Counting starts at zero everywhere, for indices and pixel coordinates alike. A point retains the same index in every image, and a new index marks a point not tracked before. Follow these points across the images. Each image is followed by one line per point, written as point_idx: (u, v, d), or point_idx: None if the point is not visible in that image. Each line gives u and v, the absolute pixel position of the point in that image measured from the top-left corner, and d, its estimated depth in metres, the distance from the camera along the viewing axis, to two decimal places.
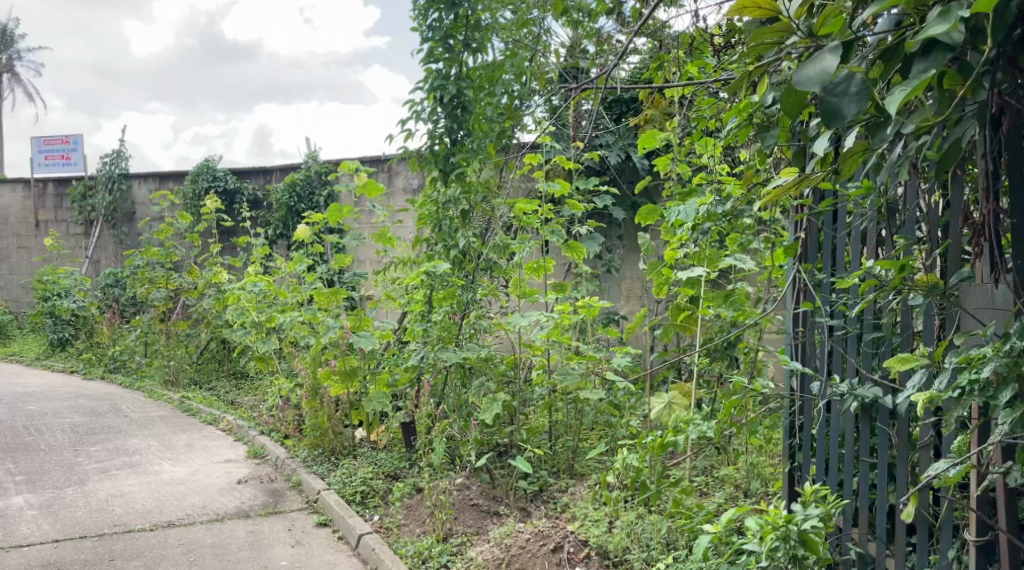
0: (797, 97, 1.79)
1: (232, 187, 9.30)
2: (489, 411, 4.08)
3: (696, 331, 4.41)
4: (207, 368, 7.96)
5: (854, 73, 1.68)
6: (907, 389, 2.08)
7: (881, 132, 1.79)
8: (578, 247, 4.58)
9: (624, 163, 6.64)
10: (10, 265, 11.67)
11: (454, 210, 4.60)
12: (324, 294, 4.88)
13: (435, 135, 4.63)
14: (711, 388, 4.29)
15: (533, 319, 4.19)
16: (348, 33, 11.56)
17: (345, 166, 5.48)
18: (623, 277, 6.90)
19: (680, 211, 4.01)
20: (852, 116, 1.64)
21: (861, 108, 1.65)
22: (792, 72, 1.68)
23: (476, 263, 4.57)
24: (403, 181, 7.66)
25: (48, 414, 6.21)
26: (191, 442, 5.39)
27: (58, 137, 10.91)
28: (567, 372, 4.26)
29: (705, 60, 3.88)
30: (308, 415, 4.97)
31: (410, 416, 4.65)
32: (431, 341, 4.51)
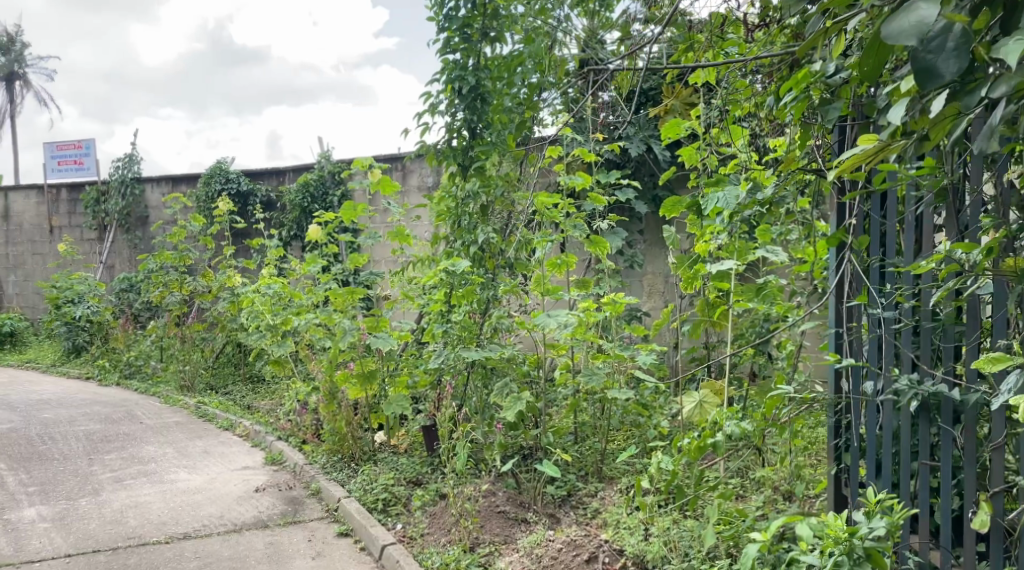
0: (881, 53, 1.71)
1: (245, 188, 9.20)
2: (514, 412, 3.94)
3: (727, 326, 4.23)
4: (223, 372, 7.86)
5: (951, 25, 1.59)
6: (1005, 392, 1.96)
7: (975, 92, 1.73)
8: (602, 241, 4.42)
9: (644, 156, 6.48)
10: (25, 272, 11.65)
11: (472, 205, 4.43)
12: (339, 295, 4.78)
13: (453, 128, 4.46)
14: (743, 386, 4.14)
15: (560, 318, 4.00)
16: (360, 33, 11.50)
17: (358, 163, 5.34)
18: (644, 273, 6.74)
19: (719, 198, 3.85)
20: (950, 74, 1.57)
21: (959, 66, 1.57)
22: (882, 25, 1.59)
23: (496, 259, 4.43)
24: (418, 179, 7.54)
25: (63, 422, 6.13)
26: (207, 449, 5.28)
27: (70, 142, 10.83)
28: (591, 372, 4.13)
29: (737, 42, 3.71)
30: (326, 420, 4.83)
31: (431, 419, 4.52)
32: (452, 342, 4.38)
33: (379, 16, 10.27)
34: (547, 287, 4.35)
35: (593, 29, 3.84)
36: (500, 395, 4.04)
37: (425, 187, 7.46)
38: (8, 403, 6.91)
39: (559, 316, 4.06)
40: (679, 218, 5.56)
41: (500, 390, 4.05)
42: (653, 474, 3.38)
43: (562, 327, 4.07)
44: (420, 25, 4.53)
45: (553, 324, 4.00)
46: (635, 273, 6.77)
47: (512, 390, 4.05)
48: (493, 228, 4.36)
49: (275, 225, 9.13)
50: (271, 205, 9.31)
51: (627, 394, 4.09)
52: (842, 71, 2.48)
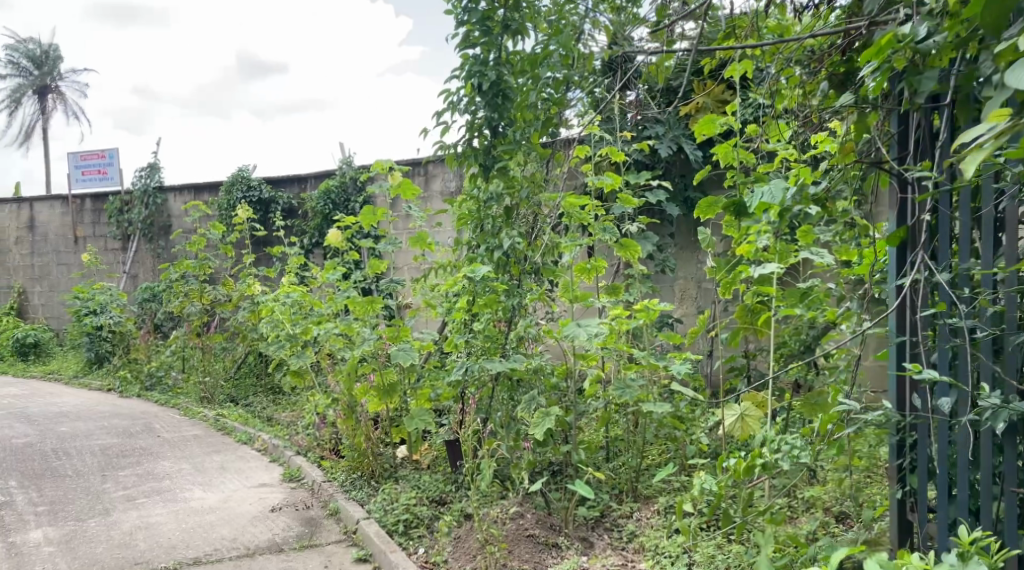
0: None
1: (267, 196, 9.05)
2: (540, 426, 3.68)
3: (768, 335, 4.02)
4: (245, 383, 7.70)
5: None
6: None
7: None
8: (634, 245, 4.16)
9: (674, 155, 6.24)
10: (49, 282, 11.61)
11: (497, 208, 4.19)
12: (359, 304, 4.62)
13: (474, 127, 4.20)
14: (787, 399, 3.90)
15: (592, 327, 3.72)
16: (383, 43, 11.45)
17: (377, 165, 5.13)
18: (676, 277, 6.49)
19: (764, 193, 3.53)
20: None
21: None
22: None
23: (522, 266, 4.17)
24: (441, 184, 7.34)
25: (80, 435, 5.98)
26: (224, 464, 5.09)
27: (93, 151, 10.76)
28: (625, 385, 3.87)
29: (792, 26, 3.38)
30: (346, 435, 4.64)
31: (454, 433, 4.29)
32: (475, 354, 4.14)
33: (401, 22, 10.13)
34: (577, 294, 4.07)
35: (620, 23, 3.74)
36: (523, 407, 3.79)
37: (447, 192, 7.25)
38: (27, 416, 6.78)
39: (590, 325, 3.79)
40: (713, 221, 5.30)
41: (522, 403, 3.79)
42: (694, 494, 3.13)
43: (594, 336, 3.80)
44: (438, 19, 4.30)
45: (584, 334, 3.72)
46: (667, 277, 6.52)
47: (540, 403, 3.80)
48: (519, 233, 4.13)
49: (297, 233, 8.97)
50: (293, 212, 9.16)
51: (664, 409, 3.84)
52: (934, 36, 2.36)
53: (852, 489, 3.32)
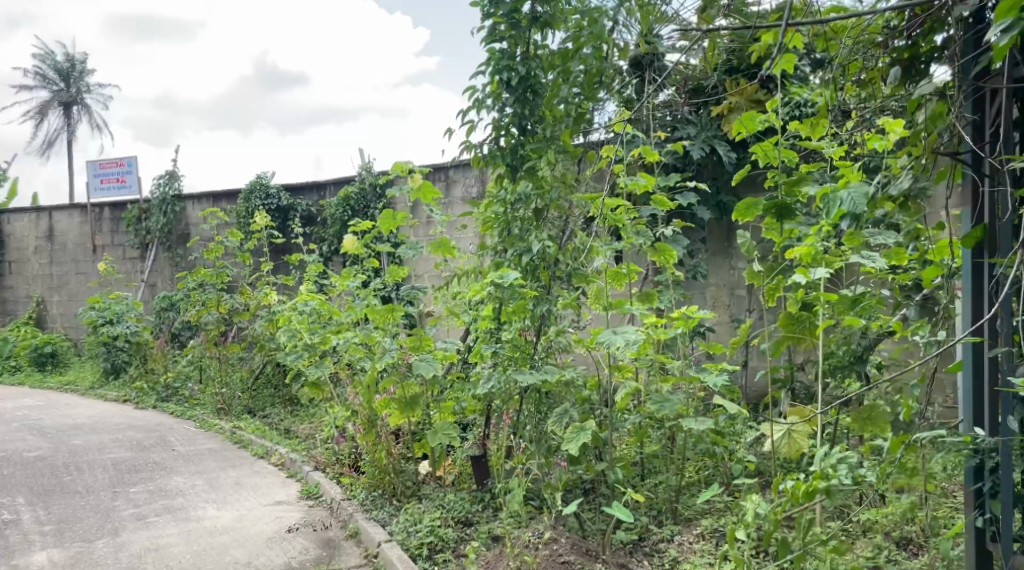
0: None
1: (285, 204, 8.89)
2: (573, 442, 3.43)
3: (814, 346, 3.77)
4: (263, 394, 7.51)
5: None
6: None
7: None
8: (669, 247, 3.89)
9: (706, 157, 6.00)
10: (68, 292, 11.50)
11: (527, 210, 3.95)
12: (379, 312, 4.43)
13: (501, 125, 4.00)
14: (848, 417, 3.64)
15: (632, 334, 3.46)
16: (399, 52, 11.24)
17: (398, 168, 4.92)
18: (707, 284, 6.23)
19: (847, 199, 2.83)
20: None
21: None
22: None
23: (552, 271, 3.92)
24: (462, 190, 7.12)
25: (93, 449, 5.80)
26: (239, 480, 4.88)
27: (112, 159, 10.65)
28: (663, 399, 3.63)
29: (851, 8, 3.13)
30: (365, 451, 4.41)
31: (480, 449, 4.06)
32: (502, 364, 3.90)
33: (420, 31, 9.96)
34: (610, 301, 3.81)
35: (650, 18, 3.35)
36: (553, 421, 3.54)
37: (469, 198, 7.03)
38: (41, 429, 6.63)
39: (628, 332, 3.53)
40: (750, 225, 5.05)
41: (552, 417, 3.56)
42: (748, 520, 2.91)
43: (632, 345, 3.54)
44: (465, 12, 4.11)
45: (621, 342, 3.46)
46: (697, 284, 6.27)
47: (573, 416, 3.55)
48: (549, 236, 3.90)
49: (316, 240, 8.79)
50: (312, 220, 8.99)
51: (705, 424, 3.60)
52: None
53: (914, 511, 3.06)
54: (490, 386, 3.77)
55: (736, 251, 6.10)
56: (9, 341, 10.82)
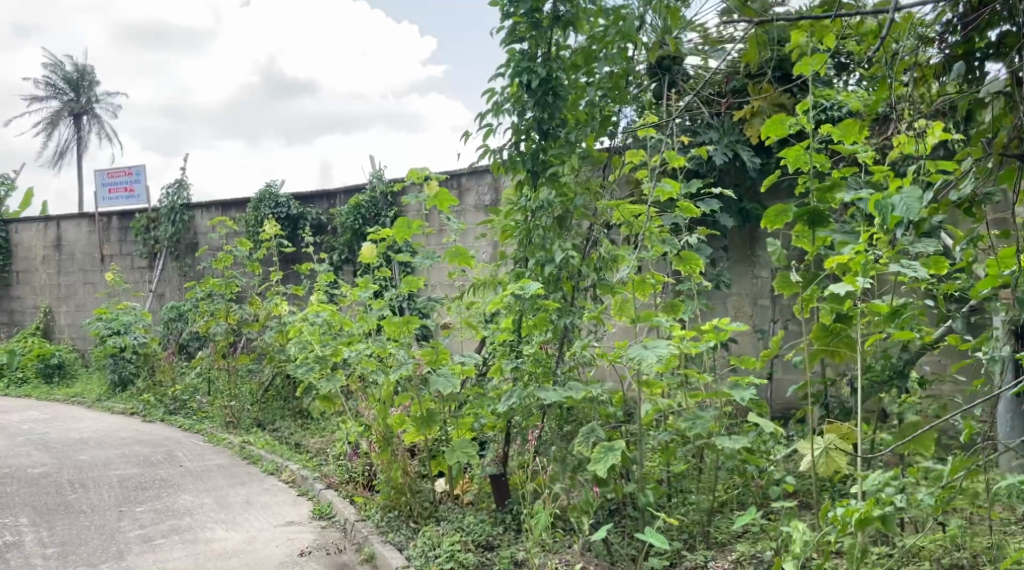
0: None
1: (295, 212, 8.75)
2: (601, 463, 3.26)
3: (850, 359, 3.66)
4: (273, 407, 7.35)
5: None
6: None
7: None
8: (697, 255, 3.70)
9: (728, 163, 5.83)
10: (75, 302, 11.38)
11: (549, 217, 3.79)
12: (394, 324, 4.27)
13: (521, 129, 3.84)
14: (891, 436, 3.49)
15: (665, 350, 3.29)
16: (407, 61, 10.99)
17: (412, 175, 4.77)
18: (729, 294, 6.05)
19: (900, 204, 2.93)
20: None
21: None
22: None
23: (575, 282, 3.77)
24: (475, 198, 6.96)
25: (99, 465, 5.64)
26: (249, 498, 4.72)
27: (120, 168, 10.54)
28: (694, 416, 3.45)
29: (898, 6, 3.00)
30: (380, 470, 4.23)
31: (501, 468, 3.89)
32: (524, 378, 3.73)
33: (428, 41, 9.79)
34: (636, 314, 3.56)
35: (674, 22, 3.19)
36: (580, 440, 3.37)
37: (483, 206, 6.88)
38: (46, 443, 6.48)
39: (660, 346, 3.34)
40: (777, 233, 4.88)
41: (579, 436, 3.39)
42: (794, 550, 2.75)
43: (664, 359, 3.36)
44: (483, 12, 3.96)
45: (652, 357, 3.29)
46: (718, 293, 6.09)
47: (601, 436, 3.38)
48: (572, 245, 3.73)
49: (326, 249, 8.64)
50: (322, 228, 8.85)
51: (739, 443, 3.43)
52: None
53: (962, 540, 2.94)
54: (511, 402, 3.60)
55: (759, 259, 5.92)
56: (16, 352, 10.70)
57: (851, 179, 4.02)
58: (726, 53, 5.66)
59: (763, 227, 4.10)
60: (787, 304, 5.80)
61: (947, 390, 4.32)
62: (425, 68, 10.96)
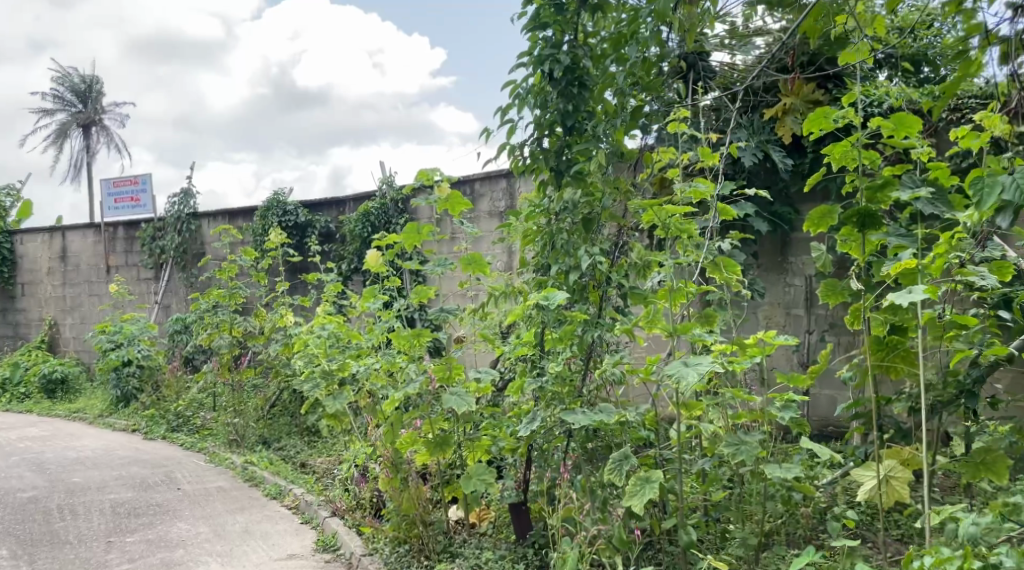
0: None
1: (303, 220, 8.43)
2: (636, 498, 2.90)
3: (907, 374, 3.47)
4: (279, 423, 7.01)
5: None
6: None
7: None
8: (733, 261, 3.33)
9: (758, 164, 5.45)
10: (81, 314, 11.10)
11: (575, 219, 3.39)
12: (403, 338, 3.94)
13: (544, 124, 3.49)
14: (965, 466, 3.15)
15: (708, 368, 2.92)
16: (418, 70, 10.34)
17: (421, 175, 4.37)
18: (760, 303, 5.67)
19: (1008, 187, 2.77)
20: None
21: None
22: None
23: (602, 290, 3.37)
24: (489, 204, 6.62)
25: (93, 488, 5.31)
26: (249, 527, 4.38)
27: (125, 177, 10.27)
28: (740, 441, 3.08)
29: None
30: (388, 499, 3.88)
31: (522, 496, 3.54)
32: (546, 399, 3.33)
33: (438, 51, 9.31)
34: (674, 327, 3.18)
35: None
36: (610, 470, 3.00)
37: (497, 212, 6.54)
38: (40, 464, 6.17)
39: (701, 364, 2.96)
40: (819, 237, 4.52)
41: (608, 466, 3.01)
42: None
43: (707, 378, 2.98)
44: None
45: (693, 375, 2.91)
46: (748, 305, 5.69)
47: (635, 465, 3.00)
48: (600, 249, 3.36)
49: (335, 258, 8.30)
50: (331, 237, 8.51)
51: (789, 472, 3.06)
52: None
53: None
54: (533, 426, 3.26)
55: (792, 266, 5.54)
56: (19, 366, 10.41)
57: (908, 177, 3.71)
58: (755, 49, 5.30)
59: (806, 230, 3.90)
60: (824, 314, 5.42)
61: (1015, 409, 3.96)
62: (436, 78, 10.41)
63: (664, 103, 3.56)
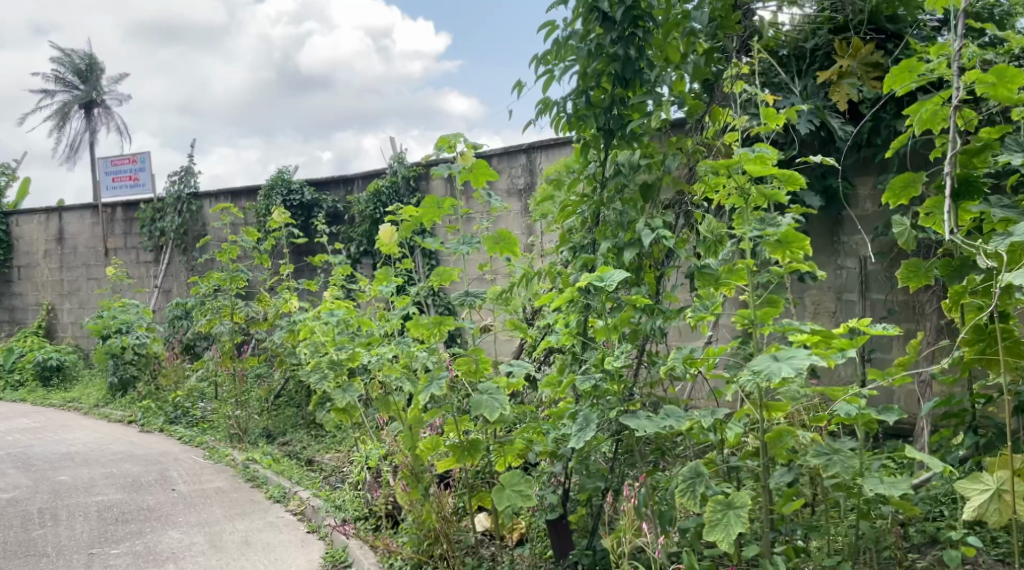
0: None
1: (309, 200, 7.95)
2: (719, 530, 2.52)
3: (1012, 370, 3.04)
4: (283, 415, 6.55)
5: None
6: None
7: None
8: (807, 236, 2.72)
9: (812, 132, 4.87)
10: (79, 299, 10.64)
11: (629, 186, 2.94)
12: (421, 326, 3.45)
13: (590, 76, 3.01)
14: None
15: (806, 364, 2.47)
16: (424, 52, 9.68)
17: (441, 142, 3.84)
18: (808, 287, 5.13)
19: None
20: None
21: None
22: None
23: (659, 271, 2.92)
24: (508, 181, 6.12)
25: (80, 488, 4.84)
26: (248, 537, 3.91)
27: (123, 155, 9.76)
28: (830, 451, 2.68)
29: None
30: (407, 511, 3.42)
31: (562, 510, 3.08)
32: (596, 401, 2.85)
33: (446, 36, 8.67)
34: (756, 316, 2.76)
35: None
36: (682, 492, 2.62)
37: (516, 190, 6.03)
38: (25, 460, 5.69)
39: (797, 359, 2.51)
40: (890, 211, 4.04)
41: (680, 488, 2.62)
42: None
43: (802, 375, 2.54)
44: None
45: (790, 371, 2.46)
46: (795, 288, 5.16)
47: (710, 486, 2.63)
48: (661, 221, 2.87)
49: (343, 241, 7.80)
50: (339, 218, 8.00)
51: (894, 487, 2.62)
52: None
53: None
54: (584, 435, 2.76)
55: (844, 247, 4.99)
56: (13, 352, 9.94)
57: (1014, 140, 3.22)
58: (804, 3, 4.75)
59: (886, 202, 3.49)
60: (881, 299, 4.89)
61: None
62: (443, 62, 9.73)
63: (726, 50, 3.08)
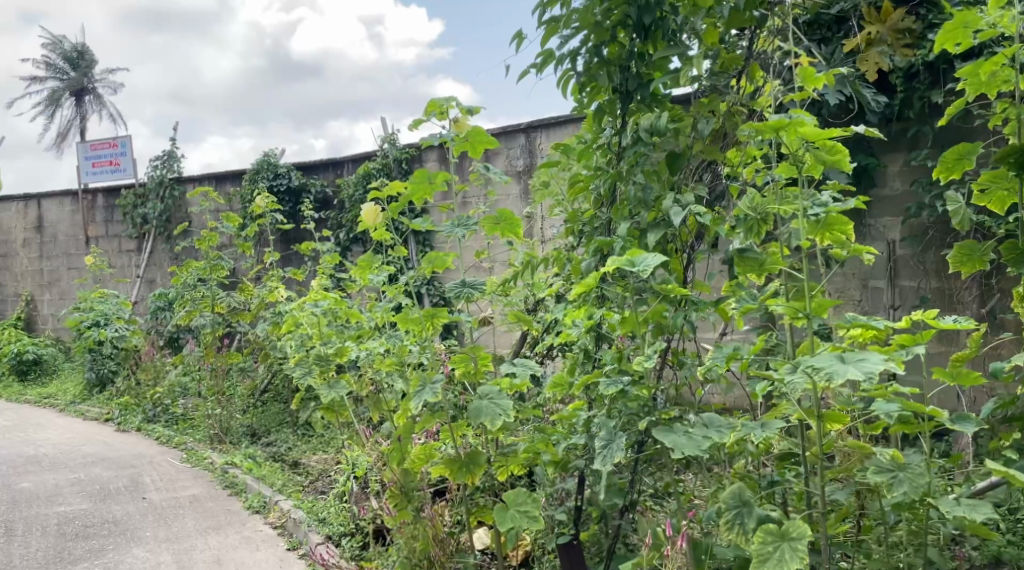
0: None
1: (296, 185, 7.52)
2: (771, 566, 2.16)
3: None
4: (269, 412, 6.15)
5: None
6: None
7: None
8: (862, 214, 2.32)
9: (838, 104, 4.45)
10: (59, 290, 10.21)
11: (652, 157, 2.54)
12: (411, 322, 3.03)
13: (605, 29, 2.60)
14: None
15: (881, 369, 2.08)
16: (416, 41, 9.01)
17: (431, 108, 3.42)
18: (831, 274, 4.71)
19: None
20: None
21: None
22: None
23: (687, 255, 2.53)
24: (506, 161, 5.69)
25: (42, 498, 4.43)
26: (221, 556, 3.52)
27: (102, 139, 9.30)
28: (896, 467, 2.34)
29: None
30: (398, 533, 3.04)
31: (575, 533, 2.69)
32: (615, 407, 2.46)
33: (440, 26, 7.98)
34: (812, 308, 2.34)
35: None
36: (726, 524, 2.25)
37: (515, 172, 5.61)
38: None
39: (869, 363, 2.12)
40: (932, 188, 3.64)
41: (724, 517, 2.26)
42: None
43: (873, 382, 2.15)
44: None
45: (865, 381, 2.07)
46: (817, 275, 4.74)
47: (756, 513, 2.26)
48: (692, 196, 2.47)
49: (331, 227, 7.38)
50: (327, 203, 7.57)
51: (975, 510, 2.29)
52: None
53: None
54: (609, 455, 2.36)
55: (871, 230, 4.58)
56: None
57: None
58: None
59: (935, 178, 3.03)
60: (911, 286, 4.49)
61: None
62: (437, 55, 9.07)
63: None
